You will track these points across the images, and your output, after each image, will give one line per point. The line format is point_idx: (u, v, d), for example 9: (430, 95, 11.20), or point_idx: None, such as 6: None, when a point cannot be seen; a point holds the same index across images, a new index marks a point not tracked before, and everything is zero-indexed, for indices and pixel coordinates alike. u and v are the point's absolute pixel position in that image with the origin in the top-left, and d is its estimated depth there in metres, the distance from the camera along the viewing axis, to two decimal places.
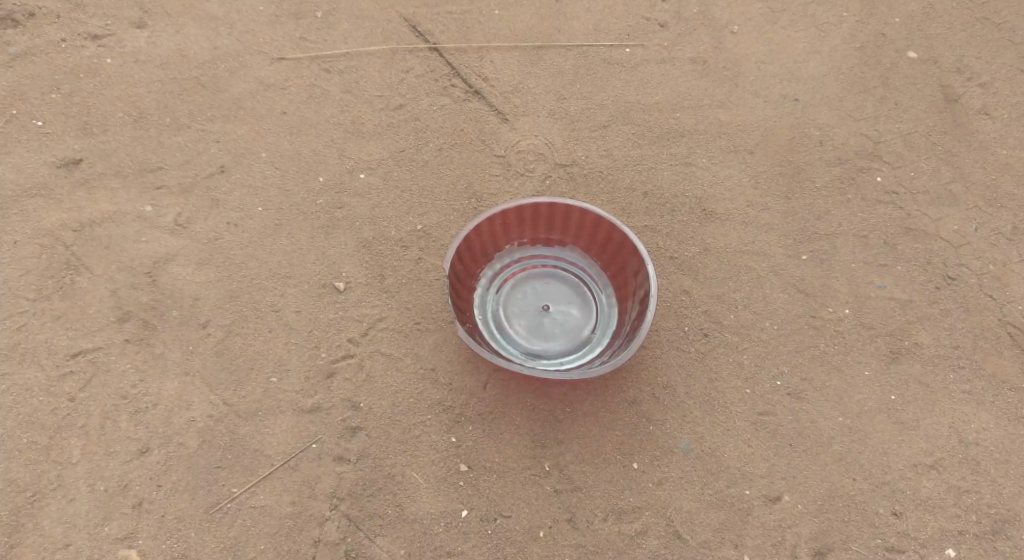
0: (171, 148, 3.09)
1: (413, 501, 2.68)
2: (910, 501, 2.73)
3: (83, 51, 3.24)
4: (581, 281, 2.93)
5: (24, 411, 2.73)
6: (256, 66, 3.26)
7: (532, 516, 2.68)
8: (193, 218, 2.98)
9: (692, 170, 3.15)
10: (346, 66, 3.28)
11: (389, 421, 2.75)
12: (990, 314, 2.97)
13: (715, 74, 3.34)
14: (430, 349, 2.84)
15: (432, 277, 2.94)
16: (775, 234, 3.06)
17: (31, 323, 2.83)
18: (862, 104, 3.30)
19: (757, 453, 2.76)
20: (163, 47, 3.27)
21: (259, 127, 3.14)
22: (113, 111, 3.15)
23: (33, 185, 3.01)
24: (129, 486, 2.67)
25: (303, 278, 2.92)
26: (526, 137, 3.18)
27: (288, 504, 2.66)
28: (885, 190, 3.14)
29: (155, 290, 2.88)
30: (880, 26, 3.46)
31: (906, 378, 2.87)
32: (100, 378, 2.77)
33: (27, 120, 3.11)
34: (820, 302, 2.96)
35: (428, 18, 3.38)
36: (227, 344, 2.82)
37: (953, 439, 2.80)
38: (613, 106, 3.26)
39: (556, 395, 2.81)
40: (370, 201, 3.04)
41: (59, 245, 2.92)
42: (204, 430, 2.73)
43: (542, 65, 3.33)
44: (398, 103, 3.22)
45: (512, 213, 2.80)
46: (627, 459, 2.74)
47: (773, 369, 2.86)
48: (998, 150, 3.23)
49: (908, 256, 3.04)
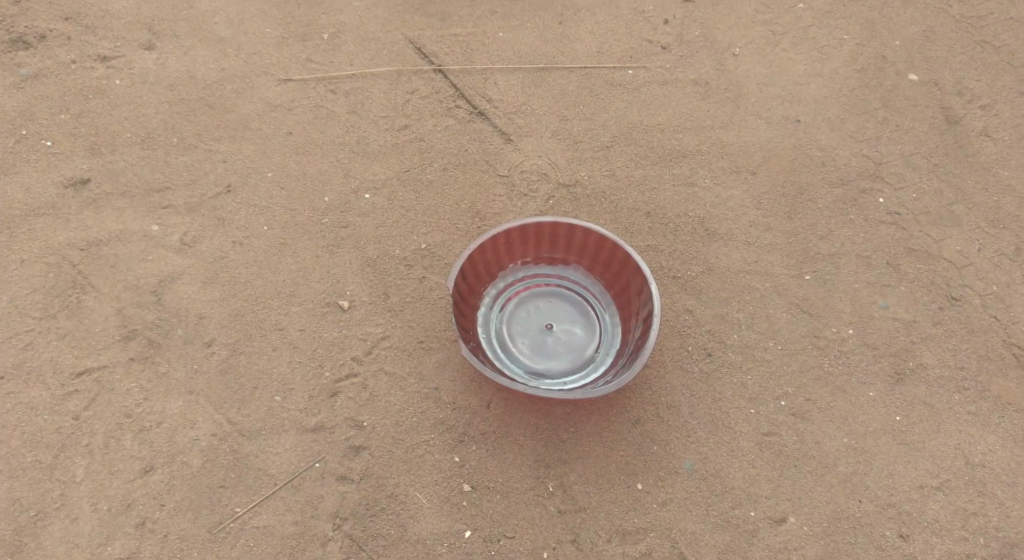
0: (177, 168, 3.11)
1: (416, 521, 2.67)
2: (916, 523, 2.72)
3: (93, 73, 3.27)
4: (584, 300, 2.93)
5: (28, 429, 2.74)
6: (262, 87, 3.28)
7: (536, 536, 2.67)
8: (198, 238, 3.00)
9: (695, 191, 3.16)
10: (352, 87, 3.30)
11: (393, 440, 2.75)
12: (994, 335, 2.96)
13: (717, 96, 3.36)
14: (434, 368, 2.84)
15: (436, 296, 2.95)
16: (779, 255, 3.06)
17: (37, 342, 2.84)
18: (863, 125, 3.31)
19: (762, 474, 2.76)
20: (171, 69, 3.30)
21: (265, 147, 3.16)
22: (121, 131, 3.17)
23: (41, 204, 3.03)
24: (132, 505, 2.66)
25: (307, 296, 2.93)
26: (530, 157, 3.19)
27: (291, 524, 2.66)
28: (888, 211, 3.15)
29: (160, 309, 2.89)
30: (880, 48, 3.48)
31: (911, 399, 2.87)
32: (105, 397, 2.78)
33: (37, 140, 3.14)
34: (824, 322, 2.96)
35: (433, 40, 3.41)
36: (231, 363, 2.83)
37: (959, 461, 2.80)
38: (616, 127, 3.27)
39: (561, 414, 2.81)
40: (374, 220, 3.06)
41: (67, 263, 2.94)
42: (208, 448, 2.73)
43: (546, 87, 3.35)
44: (403, 124, 3.24)
45: (516, 232, 2.80)
46: (631, 479, 2.73)
47: (777, 390, 2.86)
48: (1000, 171, 3.24)
49: (911, 276, 3.04)
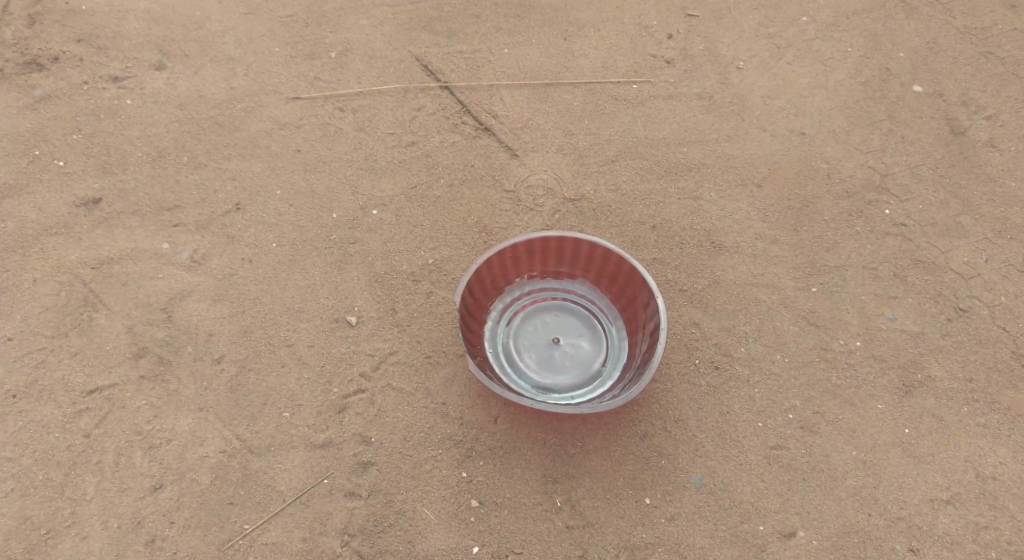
0: (187, 186, 3.14)
1: (425, 537, 2.68)
2: (927, 537, 2.71)
3: (104, 93, 3.32)
4: (591, 313, 2.95)
5: (40, 448, 2.76)
6: (271, 105, 3.32)
7: (544, 551, 2.67)
8: (208, 255, 3.03)
9: (701, 204, 3.17)
10: (359, 104, 3.33)
11: (401, 456, 2.76)
12: (1003, 347, 2.96)
13: (722, 109, 3.37)
14: (441, 384, 2.86)
15: (443, 311, 2.96)
16: (785, 267, 3.07)
17: (49, 360, 2.87)
18: (868, 137, 3.32)
19: (770, 488, 2.75)
20: (182, 88, 3.34)
21: (274, 165, 3.19)
22: (132, 150, 3.21)
23: (53, 224, 3.07)
24: (142, 523, 2.68)
25: (315, 313, 2.95)
26: (536, 172, 3.21)
27: (300, 540, 2.67)
28: (894, 223, 3.15)
29: (170, 326, 2.92)
30: (884, 60, 3.49)
31: (919, 411, 2.86)
32: (116, 414, 2.80)
33: (49, 160, 3.18)
34: (831, 334, 2.96)
35: (439, 57, 3.44)
36: (240, 380, 2.85)
37: (969, 473, 2.79)
38: (622, 142, 3.29)
39: (568, 429, 2.82)
40: (382, 236, 3.08)
41: (78, 282, 2.97)
42: (217, 465, 2.75)
43: (551, 102, 3.37)
44: (409, 140, 3.26)
45: (522, 246, 2.82)
46: (639, 493, 2.74)
47: (785, 403, 2.86)
48: (1006, 182, 3.24)
49: (918, 288, 3.04)
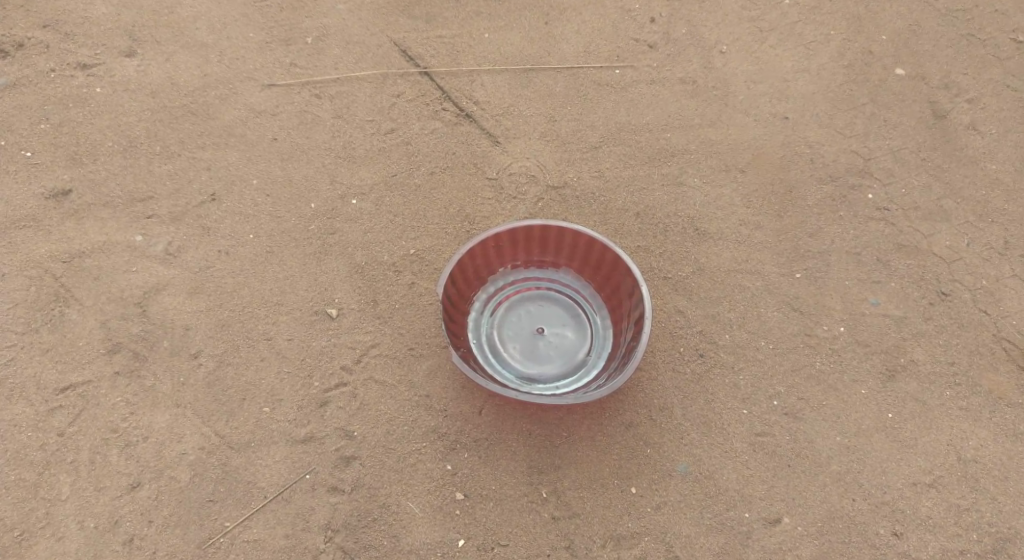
0: (161, 177, 3.07)
1: (409, 531, 2.65)
2: (911, 521, 2.71)
3: (73, 81, 3.23)
4: (575, 302, 2.91)
5: (13, 447, 2.71)
6: (246, 93, 3.24)
7: (529, 543, 2.65)
8: (183, 248, 2.96)
9: (684, 191, 3.14)
10: (337, 91, 3.27)
11: (384, 449, 2.72)
12: (985, 330, 2.95)
13: (705, 94, 3.33)
14: (424, 375, 2.82)
15: (425, 301, 2.92)
16: (769, 254, 3.04)
17: (19, 357, 2.80)
18: (852, 121, 3.30)
19: (755, 475, 2.74)
20: (154, 75, 3.26)
21: (249, 154, 3.12)
22: (103, 140, 3.13)
23: (21, 216, 2.99)
24: (120, 522, 2.64)
25: (295, 305, 2.89)
26: (517, 160, 3.16)
27: (282, 537, 2.64)
28: (877, 207, 3.14)
29: (146, 321, 2.85)
30: (868, 43, 3.46)
31: (903, 396, 2.85)
32: (90, 412, 2.74)
33: (16, 151, 3.09)
34: (815, 320, 2.95)
35: (417, 42, 3.38)
36: (219, 375, 2.79)
37: (952, 457, 2.79)
38: (604, 128, 3.25)
39: (553, 419, 2.79)
40: (361, 226, 3.02)
41: (49, 277, 2.90)
42: (196, 462, 2.70)
43: (532, 87, 3.32)
44: (389, 127, 3.20)
45: (505, 236, 2.78)
46: (625, 483, 2.71)
47: (769, 390, 2.84)
48: (988, 165, 3.23)
49: (902, 273, 3.03)
